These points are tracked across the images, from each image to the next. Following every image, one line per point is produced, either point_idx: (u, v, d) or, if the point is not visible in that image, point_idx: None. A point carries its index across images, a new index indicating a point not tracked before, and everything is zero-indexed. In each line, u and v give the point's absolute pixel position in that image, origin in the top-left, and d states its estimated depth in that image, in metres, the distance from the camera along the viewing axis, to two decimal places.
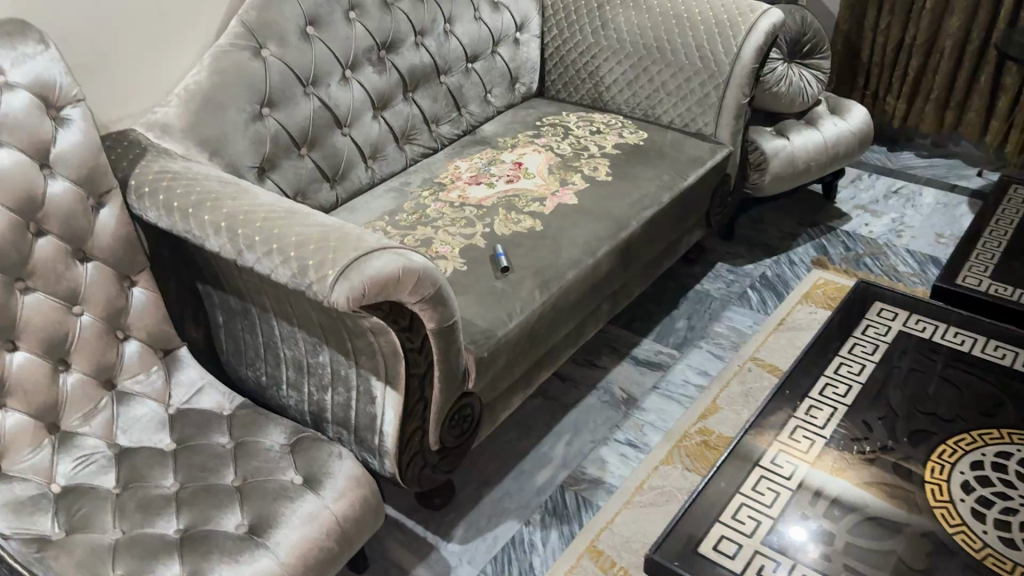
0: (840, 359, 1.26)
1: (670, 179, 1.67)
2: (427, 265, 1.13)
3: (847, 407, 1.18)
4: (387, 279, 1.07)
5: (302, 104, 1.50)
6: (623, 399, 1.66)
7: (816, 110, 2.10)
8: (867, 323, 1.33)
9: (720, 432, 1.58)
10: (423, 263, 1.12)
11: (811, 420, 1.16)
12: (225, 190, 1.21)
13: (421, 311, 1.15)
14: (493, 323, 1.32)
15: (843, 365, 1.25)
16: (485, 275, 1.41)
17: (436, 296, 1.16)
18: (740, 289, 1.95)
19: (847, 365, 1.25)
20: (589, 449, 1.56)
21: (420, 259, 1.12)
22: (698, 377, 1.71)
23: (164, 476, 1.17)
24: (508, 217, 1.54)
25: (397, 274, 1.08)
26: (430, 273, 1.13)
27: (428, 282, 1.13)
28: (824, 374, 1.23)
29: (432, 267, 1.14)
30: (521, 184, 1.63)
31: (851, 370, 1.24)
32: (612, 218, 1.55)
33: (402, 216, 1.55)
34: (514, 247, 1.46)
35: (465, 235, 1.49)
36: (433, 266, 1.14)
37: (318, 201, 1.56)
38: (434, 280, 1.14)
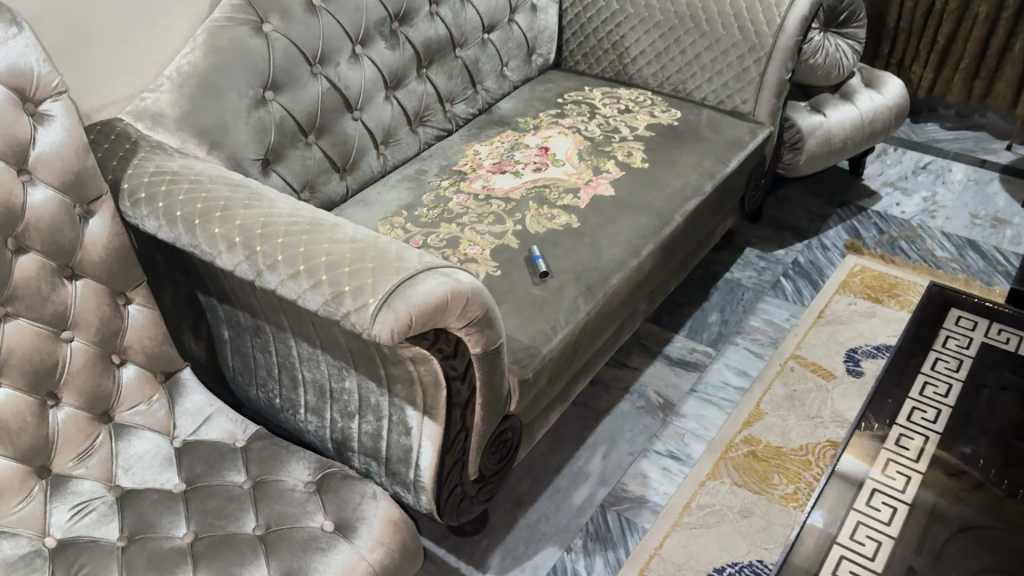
0: (923, 377, 1.14)
1: (711, 165, 1.53)
2: (475, 285, 0.99)
3: (940, 436, 1.06)
4: (437, 306, 0.92)
5: (310, 86, 1.33)
6: (660, 404, 1.55)
7: (850, 83, 1.97)
8: (946, 334, 1.21)
9: (766, 441, 1.47)
10: (471, 283, 0.98)
11: (903, 451, 1.04)
12: (237, 195, 1.05)
13: (468, 336, 1.01)
14: (535, 339, 1.18)
15: (928, 385, 1.13)
16: (522, 282, 1.26)
17: (485, 318, 1.02)
18: (773, 278, 1.84)
19: (933, 386, 1.13)
20: (628, 463, 1.44)
21: (468, 279, 0.98)
22: (738, 379, 1.59)
23: (175, 524, 1.03)
24: (540, 211, 1.39)
25: (447, 298, 0.93)
26: (479, 294, 0.99)
27: (478, 304, 0.99)
28: (909, 397, 1.11)
29: (481, 286, 1.00)
30: (550, 173, 1.48)
31: (938, 391, 1.12)
32: (654, 212, 1.41)
33: (422, 211, 1.40)
34: (551, 247, 1.32)
35: (495, 234, 1.34)
36: (481, 285, 1.00)
37: (326, 194, 1.40)
38: (483, 300, 1.00)
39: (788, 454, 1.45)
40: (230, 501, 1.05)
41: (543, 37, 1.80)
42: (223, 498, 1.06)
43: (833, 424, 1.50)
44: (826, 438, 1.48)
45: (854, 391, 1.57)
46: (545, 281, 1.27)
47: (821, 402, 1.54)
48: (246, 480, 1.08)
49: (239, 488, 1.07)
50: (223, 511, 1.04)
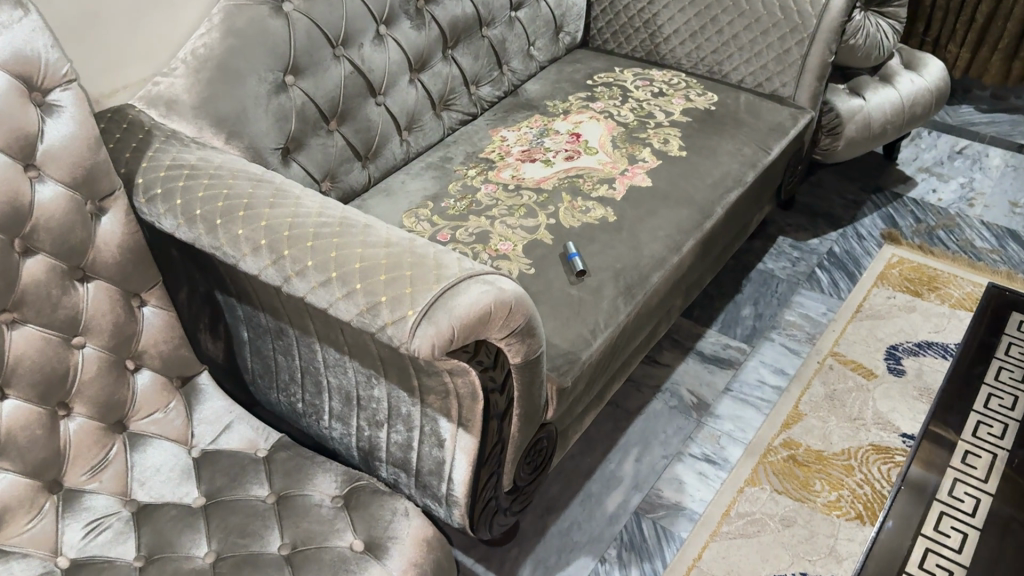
0: (979, 417, 1.17)
1: (752, 154, 1.45)
2: (518, 292, 0.92)
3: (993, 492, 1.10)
4: (480, 317, 0.85)
5: (332, 69, 1.25)
6: (694, 404, 1.49)
7: (890, 64, 1.88)
8: (1000, 365, 1.24)
9: (807, 444, 1.42)
10: (514, 291, 0.92)
11: (958, 507, 1.08)
12: (260, 192, 0.97)
13: (510, 346, 0.95)
14: (574, 343, 1.11)
15: (983, 426, 1.16)
16: (558, 280, 1.19)
17: (527, 327, 0.95)
18: (807, 269, 1.78)
19: (987, 426, 1.16)
20: (662, 466, 1.39)
21: (511, 287, 0.91)
22: (774, 377, 1.54)
23: (196, 543, 0.96)
24: (575, 203, 1.31)
25: (490, 308, 0.86)
26: (522, 302, 0.92)
27: (520, 314, 0.93)
28: (964, 439, 1.14)
29: (522, 293, 0.93)
30: (583, 161, 1.40)
31: (992, 433, 1.16)
32: (694, 204, 1.34)
33: (449, 203, 1.33)
34: (587, 243, 1.25)
35: (527, 228, 1.27)
36: (523, 292, 0.94)
37: (348, 183, 1.33)
38: (525, 309, 0.94)
39: (829, 458, 1.39)
40: (252, 518, 0.99)
41: (571, 15, 1.71)
42: (245, 514, 0.99)
43: (875, 427, 1.45)
44: (868, 441, 1.42)
45: (896, 391, 1.51)
46: (582, 280, 1.20)
47: (861, 402, 1.49)
48: (270, 494, 1.02)
49: (262, 503, 1.01)
50: (245, 528, 0.98)
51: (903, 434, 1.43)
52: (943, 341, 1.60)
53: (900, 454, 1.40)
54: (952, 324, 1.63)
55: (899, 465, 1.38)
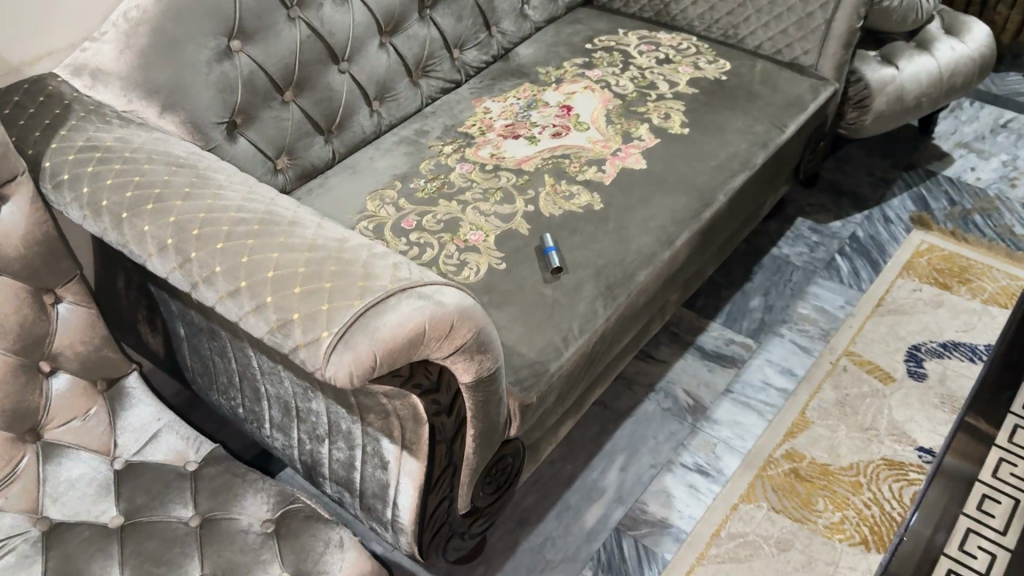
0: (999, 453, 1.21)
1: (763, 132, 1.30)
2: (465, 304, 0.79)
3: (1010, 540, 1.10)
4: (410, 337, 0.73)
5: (287, 33, 1.12)
6: (690, 407, 1.36)
7: (929, 28, 1.69)
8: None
9: (811, 457, 1.29)
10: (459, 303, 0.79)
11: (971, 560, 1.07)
12: (176, 180, 0.85)
13: (459, 364, 0.82)
14: (543, 353, 0.99)
15: (1003, 463, 1.19)
16: (531, 277, 1.06)
17: (479, 343, 0.83)
18: (827, 255, 1.63)
19: (1009, 464, 1.19)
20: (649, 477, 1.27)
21: (454, 297, 0.78)
22: (780, 379, 1.40)
23: (107, 570, 0.85)
24: (558, 187, 1.18)
25: (423, 325, 0.74)
26: (469, 315, 0.79)
27: (468, 328, 0.80)
28: (982, 480, 1.17)
29: (470, 303, 0.80)
30: (572, 138, 1.26)
31: (1014, 471, 1.18)
32: (693, 191, 1.19)
33: (419, 183, 1.20)
34: (567, 234, 1.12)
35: (502, 216, 1.14)
36: (472, 302, 0.81)
37: (308, 160, 1.21)
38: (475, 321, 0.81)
39: (835, 473, 1.27)
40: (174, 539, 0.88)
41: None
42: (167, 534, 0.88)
43: (888, 438, 1.31)
44: (880, 455, 1.29)
45: (915, 398, 1.37)
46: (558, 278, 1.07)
47: (875, 410, 1.35)
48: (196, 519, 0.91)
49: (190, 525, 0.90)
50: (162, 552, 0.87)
51: (920, 447, 1.30)
52: (972, 341, 1.45)
53: (914, 470, 1.27)
54: (983, 322, 1.48)
55: (913, 483, 1.25)
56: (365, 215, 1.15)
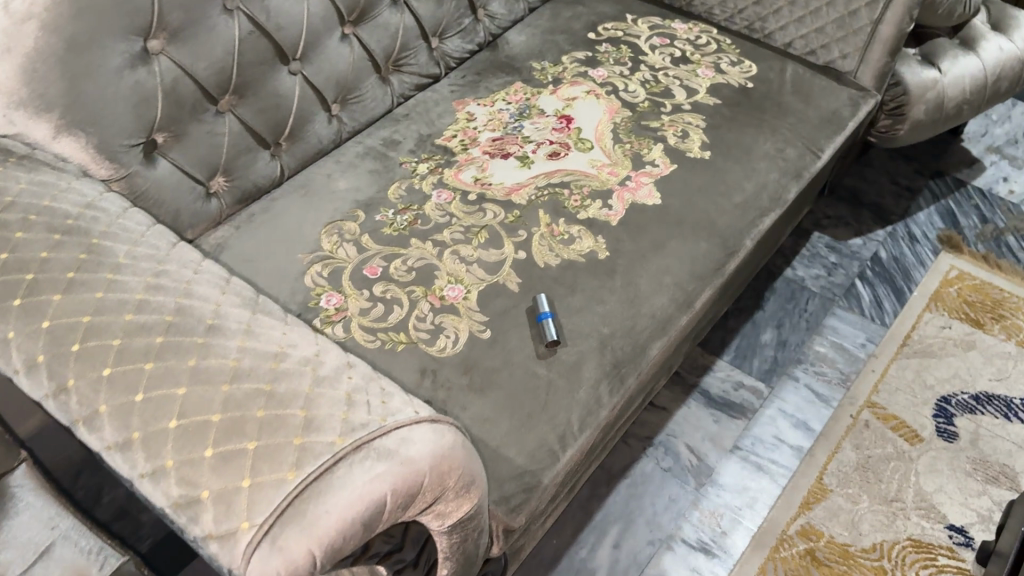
0: None
1: (795, 159, 1.10)
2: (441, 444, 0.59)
3: None
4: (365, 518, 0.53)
5: (222, 28, 0.89)
6: (693, 467, 1.19)
7: (974, 22, 1.48)
8: None
9: (830, 535, 1.13)
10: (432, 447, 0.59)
11: None
12: (58, 258, 0.64)
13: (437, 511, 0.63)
14: (535, 458, 0.80)
15: None
16: (521, 351, 0.87)
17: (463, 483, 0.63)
18: (846, 280, 1.45)
19: None
20: (646, 557, 1.10)
21: (424, 440, 0.58)
22: (794, 435, 1.24)
23: None
24: (554, 227, 0.97)
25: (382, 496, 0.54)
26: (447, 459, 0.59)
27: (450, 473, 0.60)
28: None
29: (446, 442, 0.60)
30: (572, 160, 1.05)
31: None
32: (715, 236, 0.99)
33: (387, 214, 0.99)
34: (566, 293, 0.92)
35: (488, 264, 0.94)
36: (449, 435, 0.61)
37: (249, 179, 0.99)
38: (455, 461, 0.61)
39: (856, 557, 1.11)
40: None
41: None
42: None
43: (915, 513, 1.15)
44: (905, 534, 1.14)
45: (944, 462, 1.21)
46: (554, 355, 0.87)
47: (900, 477, 1.19)
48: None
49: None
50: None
51: (949, 525, 1.14)
52: (1008, 393, 1.29)
53: (944, 554, 1.12)
54: (1019, 370, 1.32)
55: (942, 570, 1.10)
56: (320, 256, 0.94)
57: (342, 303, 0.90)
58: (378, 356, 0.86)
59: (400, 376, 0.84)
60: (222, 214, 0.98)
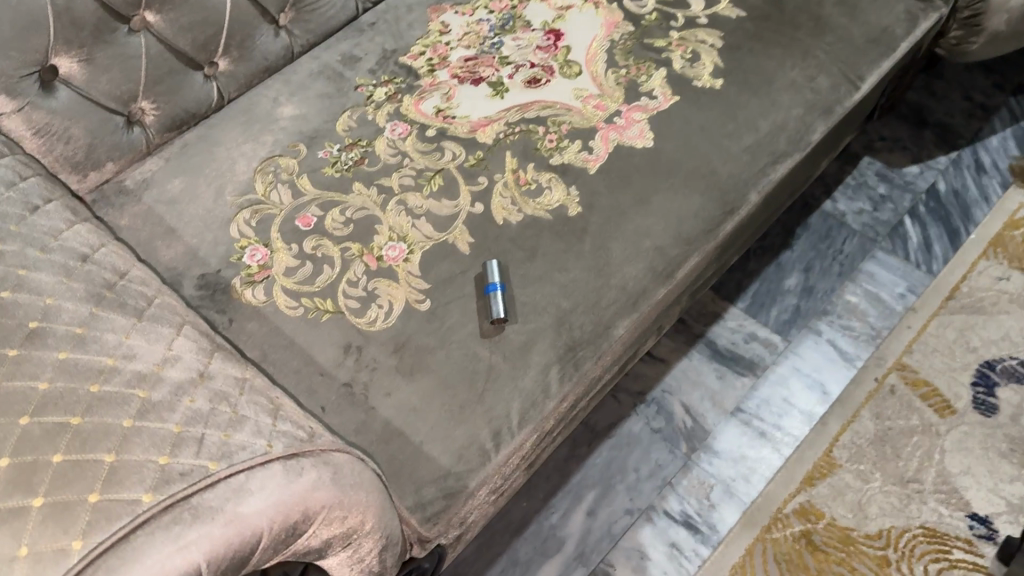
0: None
1: (827, 90, 0.92)
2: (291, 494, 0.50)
3: None
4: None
5: None
6: (687, 430, 1.08)
7: None
8: None
9: (831, 517, 1.02)
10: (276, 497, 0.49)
11: None
12: None
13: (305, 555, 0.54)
14: (462, 459, 0.70)
15: None
16: (461, 327, 0.76)
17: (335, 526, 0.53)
18: (894, 217, 1.27)
19: None
20: (622, 528, 1.01)
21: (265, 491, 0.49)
22: (808, 398, 1.11)
23: None
24: (519, 175, 0.83)
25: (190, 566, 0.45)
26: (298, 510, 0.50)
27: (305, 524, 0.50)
28: None
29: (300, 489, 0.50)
30: (554, 88, 0.90)
31: None
32: (713, 190, 0.84)
33: (331, 151, 0.86)
34: (522, 259, 0.79)
35: (437, 218, 0.81)
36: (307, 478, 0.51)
37: (180, 104, 0.88)
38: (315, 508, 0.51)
39: (857, 544, 1.00)
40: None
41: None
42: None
43: (933, 498, 1.03)
44: (918, 521, 1.02)
45: (977, 440, 1.07)
46: (497, 338, 0.75)
47: (921, 456, 1.06)
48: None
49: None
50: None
51: (971, 515, 1.02)
52: None
53: (959, 548, 1.00)
54: None
55: (955, 566, 0.98)
56: (251, 200, 0.83)
57: (267, 259, 0.79)
58: (299, 327, 0.76)
59: (320, 353, 0.74)
60: (149, 145, 0.87)
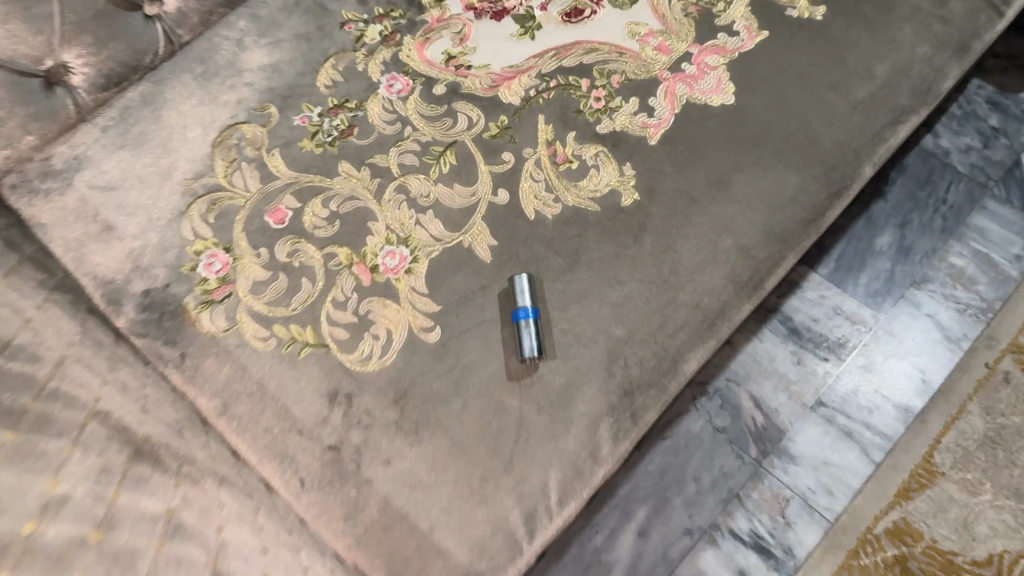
0: None
1: (965, 17, 0.68)
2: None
3: None
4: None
5: None
6: (758, 429, 0.90)
7: None
8: None
9: (931, 539, 0.85)
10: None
11: None
12: None
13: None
14: (485, 555, 0.52)
15: None
16: (482, 366, 0.57)
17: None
18: (1010, 155, 1.02)
19: None
20: (680, 551, 0.85)
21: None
22: (906, 389, 0.92)
23: None
24: (556, 148, 0.63)
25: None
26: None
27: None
28: None
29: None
30: (601, 24, 0.69)
31: None
32: (814, 163, 0.63)
33: (309, 116, 0.66)
34: (562, 269, 0.60)
35: (448, 211, 0.61)
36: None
37: (115, 58, 0.67)
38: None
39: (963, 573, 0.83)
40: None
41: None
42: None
43: None
44: None
45: None
46: (528, 381, 0.57)
47: None
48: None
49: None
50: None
51: None
52: None
53: None
54: None
55: None
56: (209, 185, 0.64)
57: (228, 271, 0.61)
58: (272, 369, 0.58)
59: (299, 405, 0.57)
60: (79, 110, 0.67)
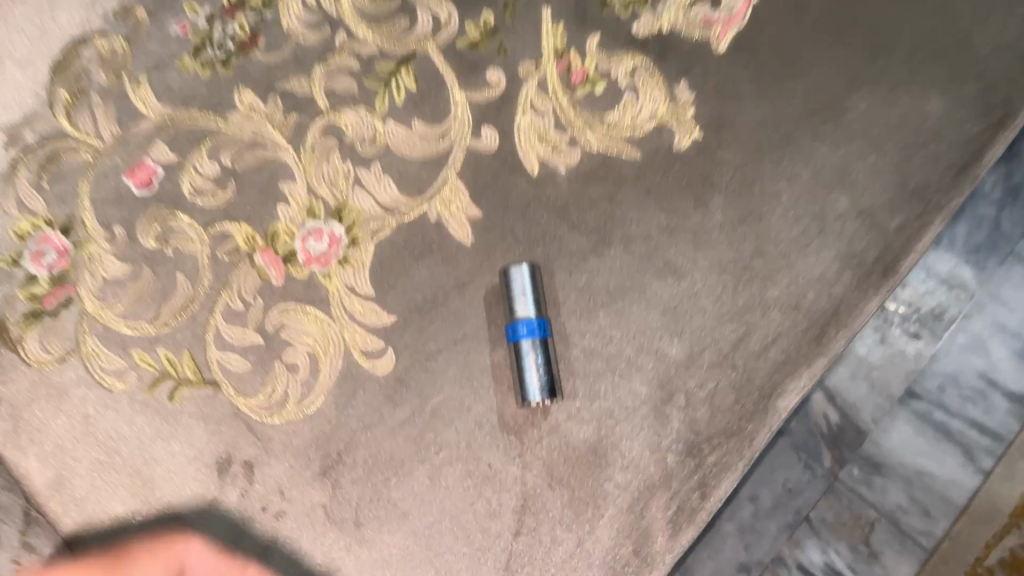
0: None
1: None
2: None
3: None
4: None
5: None
6: None
7: None
8: None
9: None
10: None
11: None
12: None
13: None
14: None
15: None
16: (462, 415, 0.36)
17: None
18: None
19: None
20: None
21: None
22: None
23: None
24: (572, 61, 0.41)
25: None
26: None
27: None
28: None
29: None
30: None
31: None
32: (967, 76, 0.41)
33: (192, 21, 0.43)
34: (584, 253, 0.38)
35: (402, 166, 0.39)
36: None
37: None
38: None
39: None
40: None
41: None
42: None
43: None
44: None
45: None
46: (532, 438, 0.36)
47: None
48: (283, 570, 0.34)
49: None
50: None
51: None
52: None
53: None
54: None
55: None
56: (38, 129, 0.41)
57: (66, 266, 0.39)
58: (133, 423, 0.37)
59: (175, 483, 0.36)
60: None
